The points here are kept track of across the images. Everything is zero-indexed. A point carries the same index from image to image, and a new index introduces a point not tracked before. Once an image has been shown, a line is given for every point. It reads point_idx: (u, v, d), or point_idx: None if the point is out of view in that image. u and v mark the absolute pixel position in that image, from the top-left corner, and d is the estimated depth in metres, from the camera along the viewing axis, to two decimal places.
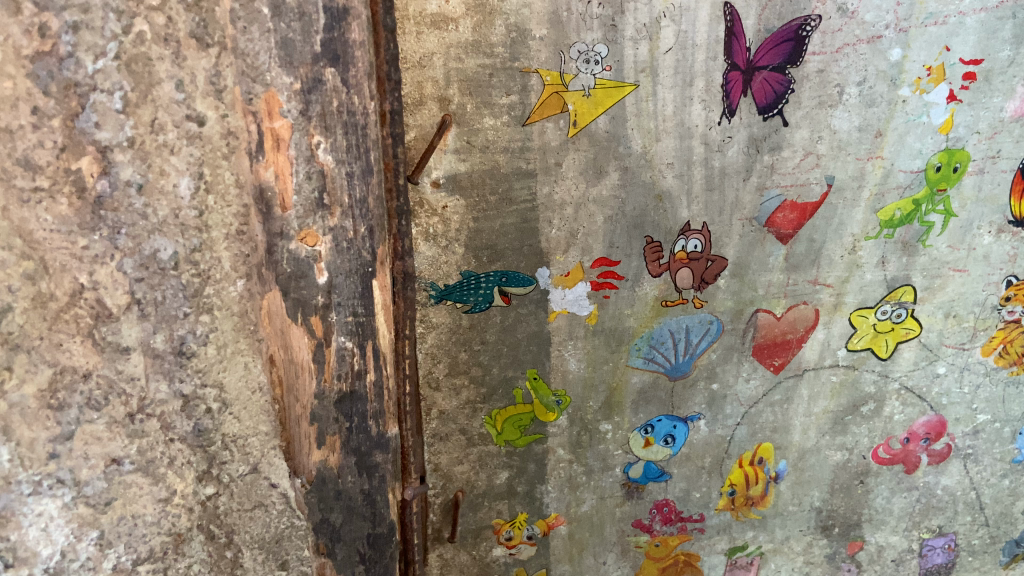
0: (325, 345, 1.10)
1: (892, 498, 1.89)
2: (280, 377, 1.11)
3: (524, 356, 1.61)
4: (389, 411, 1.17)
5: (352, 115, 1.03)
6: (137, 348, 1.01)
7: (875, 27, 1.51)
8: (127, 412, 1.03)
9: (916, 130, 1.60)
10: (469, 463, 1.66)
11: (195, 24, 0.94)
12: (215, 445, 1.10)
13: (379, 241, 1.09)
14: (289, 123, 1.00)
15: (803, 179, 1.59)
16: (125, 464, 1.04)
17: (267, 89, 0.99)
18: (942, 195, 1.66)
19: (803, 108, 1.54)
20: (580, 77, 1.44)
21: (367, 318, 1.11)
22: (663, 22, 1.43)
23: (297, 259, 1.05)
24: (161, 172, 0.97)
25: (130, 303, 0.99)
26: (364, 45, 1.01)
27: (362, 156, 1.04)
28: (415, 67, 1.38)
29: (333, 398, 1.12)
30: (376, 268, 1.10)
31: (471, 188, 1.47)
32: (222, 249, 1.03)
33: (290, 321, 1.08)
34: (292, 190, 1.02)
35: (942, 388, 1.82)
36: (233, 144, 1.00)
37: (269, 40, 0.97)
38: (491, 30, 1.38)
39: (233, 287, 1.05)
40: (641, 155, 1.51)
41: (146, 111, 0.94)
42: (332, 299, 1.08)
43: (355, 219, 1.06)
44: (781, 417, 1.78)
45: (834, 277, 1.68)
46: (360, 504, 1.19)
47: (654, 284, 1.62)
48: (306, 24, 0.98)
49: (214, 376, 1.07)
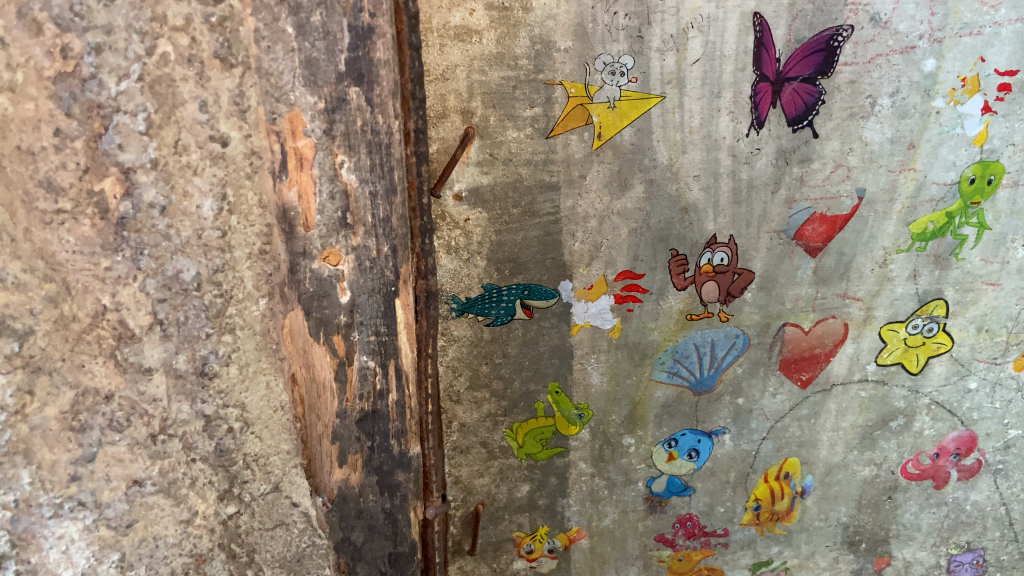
0: (347, 364, 1.12)
1: (921, 514, 1.86)
2: (302, 396, 1.13)
3: (546, 369, 1.60)
4: (411, 429, 1.19)
5: (376, 134, 1.03)
6: (159, 369, 1.01)
7: (909, 37, 1.48)
8: (149, 433, 1.03)
9: (950, 142, 1.57)
10: (490, 476, 1.65)
11: (219, 44, 0.95)
12: (237, 464, 1.10)
13: (402, 261, 1.10)
14: (312, 142, 1.01)
15: (833, 192, 1.57)
16: (146, 485, 1.04)
17: (290, 108, 1.00)
18: (975, 208, 1.63)
19: (834, 119, 1.52)
20: (605, 89, 1.43)
21: (389, 337, 1.13)
22: (691, 32, 1.41)
23: (320, 279, 1.07)
24: (184, 193, 0.97)
25: (152, 324, 0.99)
26: (388, 65, 1.01)
27: (386, 176, 1.05)
28: (438, 80, 1.36)
29: (355, 417, 1.15)
30: (399, 287, 1.11)
31: (493, 201, 1.45)
32: (245, 268, 1.03)
33: (313, 340, 1.09)
34: (314, 210, 1.04)
35: (974, 403, 1.78)
36: (256, 164, 1.01)
37: (293, 59, 0.98)
38: (515, 42, 1.37)
39: (255, 306, 1.05)
40: (666, 167, 1.49)
41: (170, 132, 0.94)
42: (354, 318, 1.10)
43: (378, 239, 1.07)
44: (808, 432, 1.76)
45: (864, 291, 1.66)
46: (381, 523, 1.22)
47: (678, 298, 1.60)
48: (332, 43, 0.98)
49: (237, 396, 1.07)
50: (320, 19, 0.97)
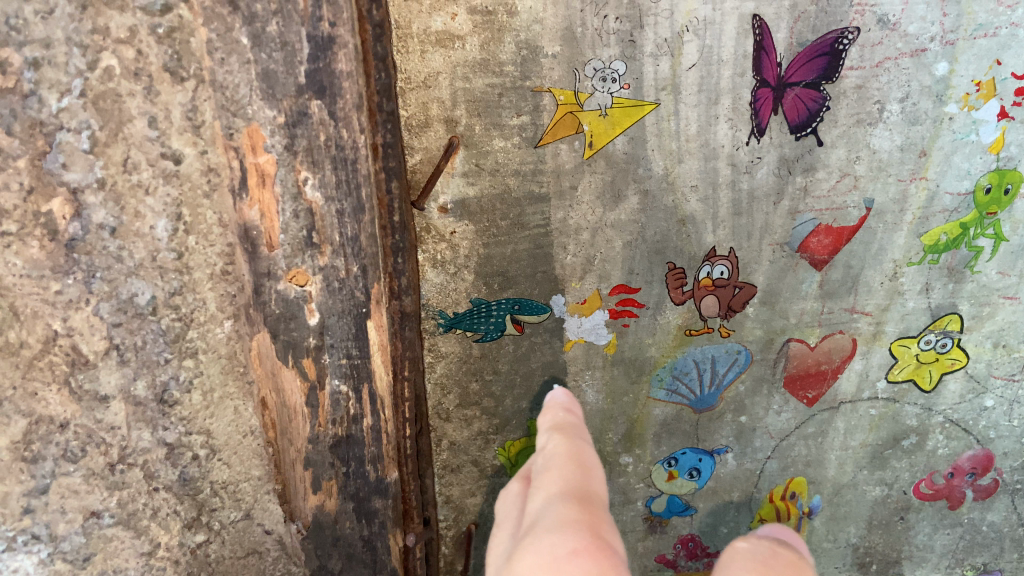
0: (318, 387, 1.15)
1: (935, 535, 1.80)
2: (273, 420, 1.18)
3: (539, 386, 1.56)
4: (388, 455, 1.24)
5: (341, 149, 1.04)
6: (116, 397, 1.08)
7: (919, 39, 1.41)
8: (107, 463, 1.09)
9: (965, 150, 1.50)
10: (482, 495, 1.62)
11: (168, 56, 0.97)
12: (204, 493, 1.18)
13: (373, 280, 1.12)
14: (273, 157, 1.02)
15: (840, 203, 1.51)
16: (105, 517, 1.11)
17: (249, 123, 1.00)
18: (992, 219, 1.56)
19: (839, 126, 1.46)
20: (597, 96, 1.37)
21: (361, 360, 1.16)
22: (686, 36, 1.36)
23: (286, 300, 1.10)
24: (136, 213, 1.02)
25: (108, 349, 1.05)
26: (351, 76, 1.01)
27: (352, 193, 1.06)
28: (420, 87, 1.31)
29: (328, 442, 1.19)
30: (371, 309, 1.14)
31: (479, 213, 1.41)
32: (207, 289, 1.09)
33: (281, 364, 1.13)
34: (278, 229, 1.05)
35: (990, 421, 1.72)
36: (215, 181, 1.04)
37: (248, 71, 0.98)
38: (500, 48, 1.31)
39: (220, 327, 1.12)
40: (662, 177, 1.44)
41: (117, 150, 0.99)
42: (324, 341, 1.13)
43: (347, 258, 1.09)
44: (815, 451, 1.71)
45: (874, 305, 1.59)
46: (360, 550, 1.29)
47: (676, 313, 1.54)
48: (290, 54, 0.98)
49: (200, 423, 1.14)
50: (275, 29, 0.96)
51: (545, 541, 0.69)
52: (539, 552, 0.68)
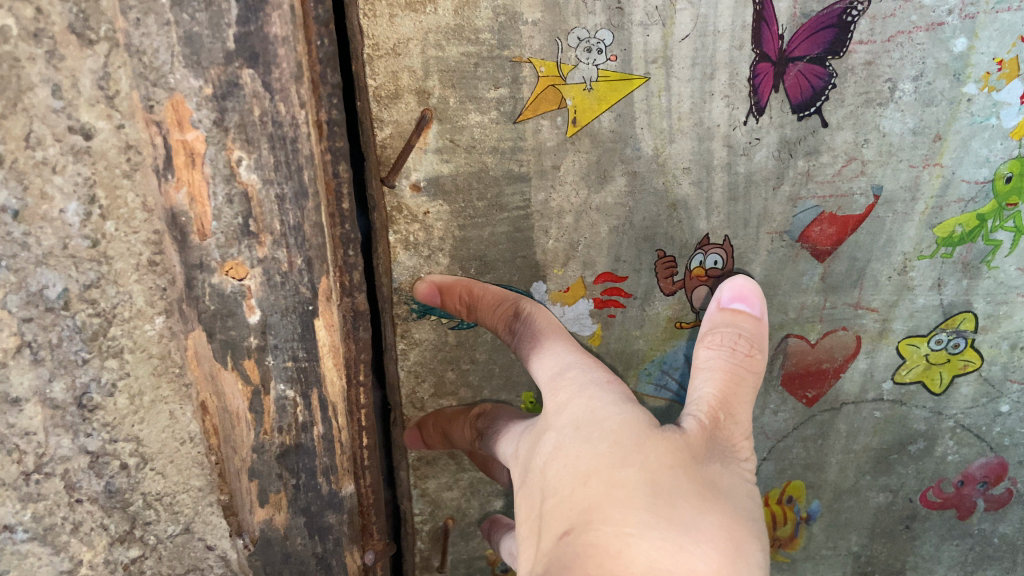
0: (263, 392, 0.97)
1: (942, 546, 1.76)
2: (215, 426, 1.01)
3: (519, 377, 1.51)
4: (342, 467, 1.08)
5: (279, 126, 0.85)
6: (32, 399, 0.93)
7: (936, 12, 1.32)
8: (22, 472, 0.96)
9: (983, 134, 1.41)
10: (460, 489, 1.59)
11: (74, 15, 0.80)
12: (135, 504, 1.05)
13: (320, 276, 0.94)
14: (203, 135, 0.83)
15: (845, 189, 1.42)
16: (19, 531, 0.99)
17: (171, 94, 0.82)
18: (1012, 210, 1.47)
19: (846, 106, 1.37)
20: (581, 68, 1.28)
21: (310, 364, 0.98)
22: (679, 5, 1.26)
23: (221, 295, 0.91)
24: (42, 194, 0.85)
25: (21, 345, 0.90)
26: (289, 41, 0.82)
27: (293, 176, 0.88)
28: (389, 55, 1.21)
29: (275, 453, 1.02)
30: (319, 305, 0.95)
31: (455, 193, 1.32)
32: (132, 282, 0.93)
33: (220, 365, 0.95)
34: (210, 215, 0.87)
35: (1005, 427, 1.65)
36: (136, 160, 0.88)
37: (169, 35, 0.79)
38: (476, 13, 1.22)
39: (149, 325, 0.96)
40: (651, 158, 1.35)
41: (18, 123, 0.81)
42: (267, 340, 0.94)
43: (289, 250, 0.91)
44: (815, 454, 1.64)
45: (880, 301, 1.52)
46: (313, 567, 1.13)
47: (666, 304, 1.47)
48: (216, 15, 0.79)
49: (128, 429, 1.00)
50: None
51: (595, 392, 0.96)
52: (593, 397, 0.95)
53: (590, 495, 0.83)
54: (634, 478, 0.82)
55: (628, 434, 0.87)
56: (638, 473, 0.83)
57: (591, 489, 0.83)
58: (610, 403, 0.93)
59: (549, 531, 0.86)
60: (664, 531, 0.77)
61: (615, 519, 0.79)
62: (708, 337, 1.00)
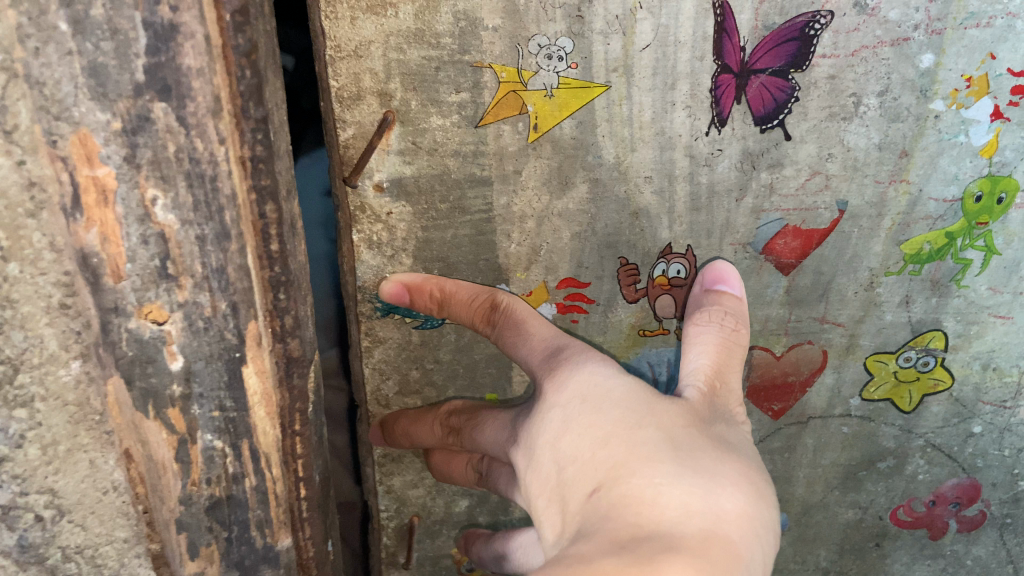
0: (189, 441, 0.86)
1: (913, 565, 1.70)
2: (140, 476, 0.88)
3: (482, 379, 1.43)
4: (280, 519, 0.95)
5: (196, 163, 0.73)
6: None
7: (902, 27, 1.22)
8: None
9: (951, 152, 1.32)
10: (425, 488, 1.53)
11: None
12: (52, 558, 0.90)
13: (248, 321, 0.82)
14: (112, 171, 0.71)
15: (809, 203, 1.34)
16: None
17: (77, 129, 0.69)
18: (982, 230, 1.38)
19: (809, 119, 1.28)
20: (541, 75, 1.20)
21: (239, 413, 0.86)
22: (639, 13, 1.18)
23: (139, 340, 0.79)
24: None
25: None
26: (205, 74, 0.70)
27: (213, 217, 0.75)
28: (350, 57, 1.13)
29: (203, 505, 0.89)
30: (247, 351, 0.83)
31: (418, 194, 1.24)
32: (42, 325, 0.78)
33: (141, 414, 0.83)
34: (124, 257, 0.75)
35: (977, 448, 1.57)
36: (41, 198, 0.73)
37: (70, 65, 0.67)
38: (436, 17, 1.14)
39: (64, 371, 0.81)
40: (613, 165, 1.27)
41: None
42: (191, 388, 0.83)
43: (213, 293, 0.78)
44: (782, 467, 1.57)
45: (847, 317, 1.43)
46: None
47: (629, 311, 1.40)
48: (122, 44, 0.67)
49: (40, 482, 0.85)
50: (101, 12, 0.66)
51: (596, 369, 0.96)
52: (595, 375, 0.95)
53: (612, 455, 0.80)
54: (653, 435, 0.81)
55: (638, 403, 0.87)
56: (654, 432, 0.81)
57: (611, 449, 0.80)
58: (614, 377, 0.94)
59: (571, 498, 0.81)
60: (694, 477, 0.75)
61: (644, 470, 0.76)
62: (696, 318, 1.05)
